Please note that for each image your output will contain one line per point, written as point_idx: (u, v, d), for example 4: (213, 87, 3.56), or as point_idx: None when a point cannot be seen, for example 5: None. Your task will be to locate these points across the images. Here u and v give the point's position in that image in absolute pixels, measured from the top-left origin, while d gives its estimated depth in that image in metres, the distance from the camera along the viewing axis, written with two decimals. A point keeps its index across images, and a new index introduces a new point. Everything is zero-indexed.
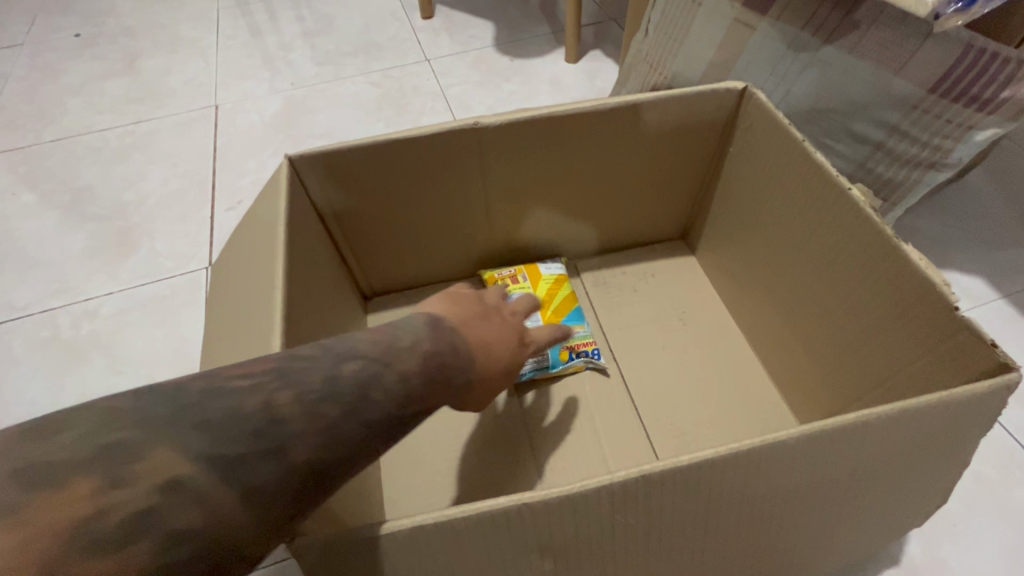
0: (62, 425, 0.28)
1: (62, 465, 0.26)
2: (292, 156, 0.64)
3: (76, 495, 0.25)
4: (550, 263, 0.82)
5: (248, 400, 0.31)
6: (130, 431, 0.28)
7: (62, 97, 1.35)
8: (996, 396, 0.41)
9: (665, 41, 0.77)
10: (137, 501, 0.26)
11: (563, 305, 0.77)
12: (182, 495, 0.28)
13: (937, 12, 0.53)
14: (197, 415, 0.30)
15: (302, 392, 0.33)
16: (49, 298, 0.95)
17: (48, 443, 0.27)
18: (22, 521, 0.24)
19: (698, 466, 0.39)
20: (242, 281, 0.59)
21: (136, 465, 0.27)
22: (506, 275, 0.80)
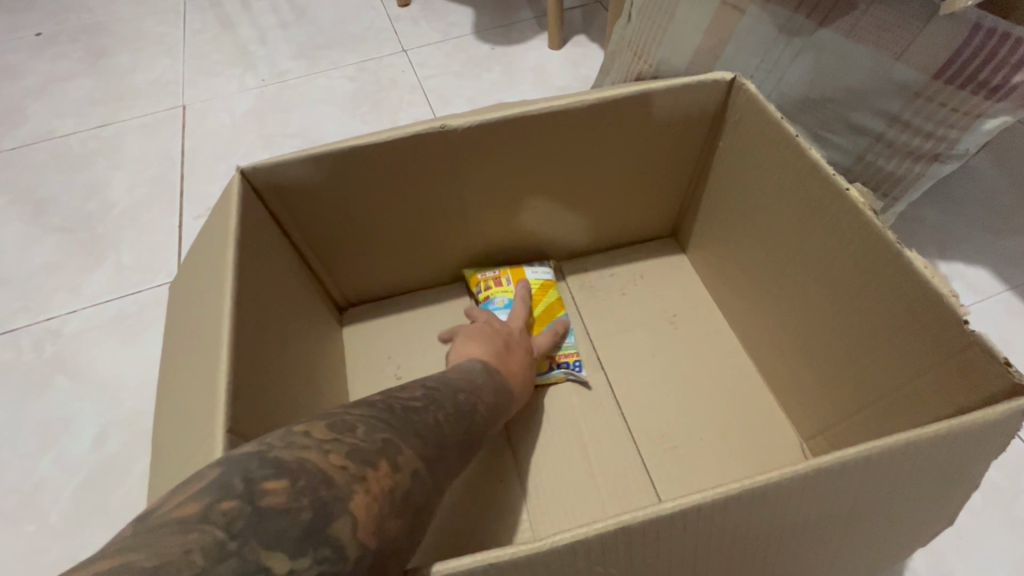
0: (342, 423, 0.32)
1: (365, 450, 0.31)
2: (245, 169, 0.59)
3: (382, 472, 0.30)
4: (537, 266, 0.77)
5: (428, 416, 0.37)
6: (386, 431, 0.33)
7: (23, 100, 1.28)
8: (1008, 422, 0.38)
9: (649, 24, 0.71)
10: (408, 483, 0.32)
11: (546, 312, 0.73)
12: (425, 482, 0.33)
13: None
14: (414, 423, 0.35)
15: (454, 412, 0.40)
16: (10, 318, 0.90)
17: (348, 437, 0.31)
18: (362, 490, 0.29)
19: (680, 514, 0.35)
20: (193, 304, 0.54)
21: (403, 455, 0.32)
22: (488, 275, 0.75)
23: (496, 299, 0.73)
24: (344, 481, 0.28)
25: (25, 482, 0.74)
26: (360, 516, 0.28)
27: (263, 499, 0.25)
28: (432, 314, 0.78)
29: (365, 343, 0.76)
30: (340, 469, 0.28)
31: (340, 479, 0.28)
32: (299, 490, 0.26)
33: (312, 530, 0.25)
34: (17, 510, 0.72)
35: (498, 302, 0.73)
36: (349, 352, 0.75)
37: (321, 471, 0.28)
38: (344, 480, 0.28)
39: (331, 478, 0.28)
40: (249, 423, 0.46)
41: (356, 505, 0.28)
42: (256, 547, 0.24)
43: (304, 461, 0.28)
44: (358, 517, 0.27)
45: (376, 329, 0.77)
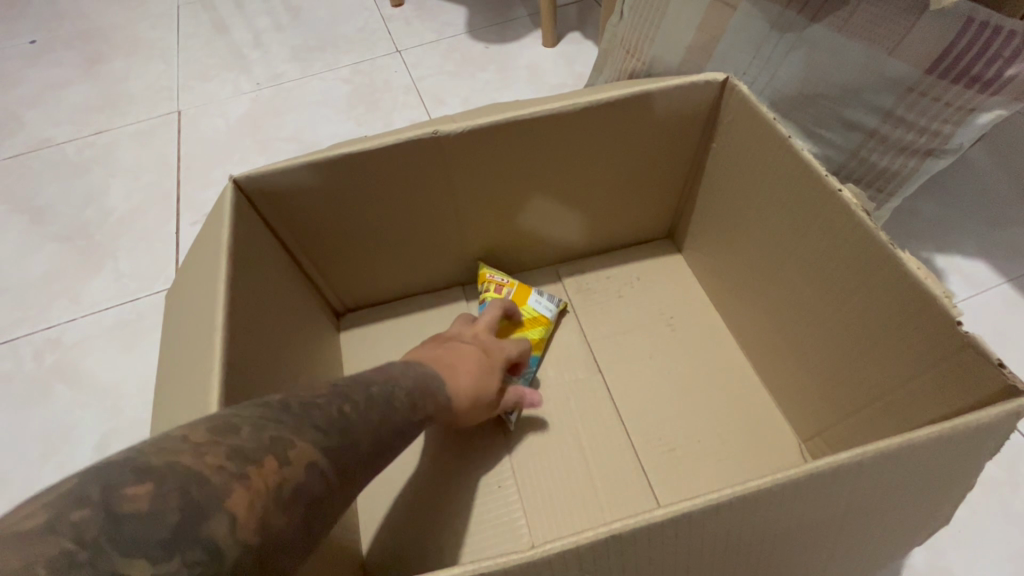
0: (230, 424, 0.31)
1: (250, 448, 0.30)
2: (237, 178, 0.59)
3: (267, 468, 0.30)
4: (542, 297, 0.74)
5: (331, 407, 0.36)
6: (280, 428, 0.32)
7: (19, 108, 1.28)
8: (1002, 423, 0.38)
9: (641, 23, 0.71)
10: (300, 477, 0.31)
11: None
12: (323, 473, 0.33)
13: None
14: (315, 416, 0.35)
15: (365, 404, 0.39)
16: (10, 327, 0.90)
17: (232, 438, 0.30)
18: (243, 488, 0.28)
19: (672, 521, 0.35)
20: (185, 316, 0.54)
21: (295, 449, 0.32)
22: (496, 279, 0.74)
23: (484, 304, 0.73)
24: (222, 480, 0.28)
25: (29, 491, 0.75)
26: (239, 514, 0.27)
27: (125, 506, 0.25)
28: (429, 319, 0.78)
29: (362, 349, 0.76)
30: (219, 469, 0.28)
31: (217, 478, 0.28)
32: (165, 492, 0.26)
33: (181, 533, 0.25)
34: None
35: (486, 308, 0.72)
36: (347, 357, 0.76)
37: (196, 473, 0.27)
38: (221, 479, 0.27)
39: (206, 478, 0.27)
40: None
41: (234, 503, 0.27)
42: (115, 558, 0.23)
43: (176, 463, 0.27)
44: (236, 515, 0.27)
45: (373, 334, 0.77)
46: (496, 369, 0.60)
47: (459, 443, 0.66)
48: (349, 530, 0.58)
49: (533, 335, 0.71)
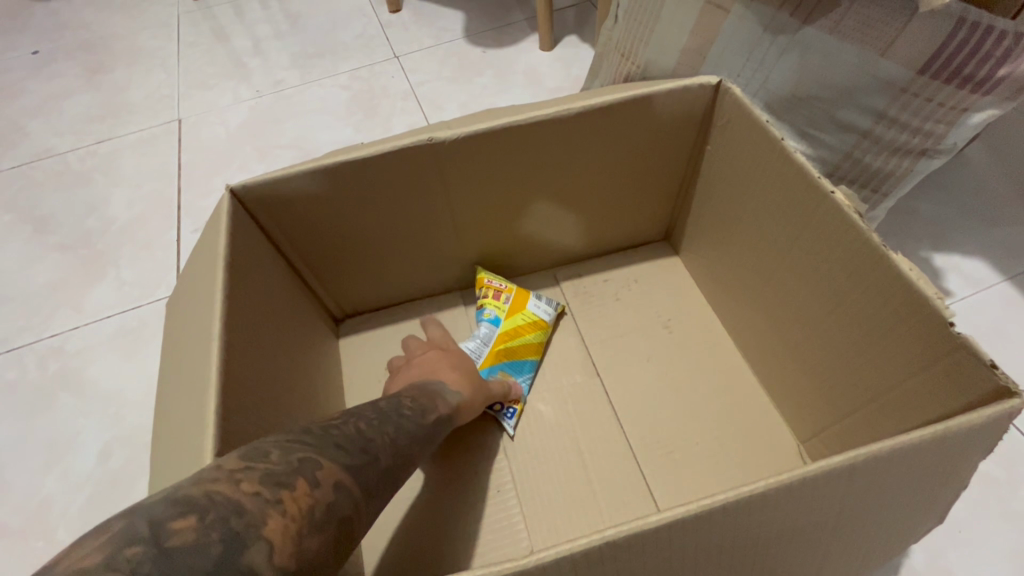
0: (257, 450, 0.32)
1: (280, 473, 0.30)
2: (234, 188, 0.60)
3: (299, 492, 0.30)
4: (541, 301, 0.74)
5: (348, 427, 0.37)
6: (304, 450, 0.33)
7: (21, 119, 1.29)
8: (995, 424, 0.38)
9: (636, 27, 0.71)
10: (329, 498, 0.31)
11: (522, 349, 0.71)
12: (351, 493, 0.33)
13: None
14: (334, 436, 0.35)
15: (378, 421, 0.40)
16: (15, 336, 0.91)
17: (262, 463, 0.31)
18: (278, 513, 0.28)
19: (666, 526, 0.35)
20: (185, 326, 0.54)
21: (322, 470, 0.32)
22: (496, 285, 0.74)
23: (485, 310, 0.73)
24: (258, 507, 0.28)
25: (32, 499, 0.75)
26: (275, 540, 0.27)
27: (170, 541, 0.24)
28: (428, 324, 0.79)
29: (362, 354, 0.77)
30: (254, 497, 0.28)
31: (253, 506, 0.28)
32: (209, 524, 0.26)
33: (225, 563, 0.25)
34: (26, 527, 0.73)
35: (486, 314, 0.73)
36: (347, 363, 0.76)
37: (233, 502, 0.27)
38: (256, 506, 0.28)
39: (243, 506, 0.27)
40: (241, 440, 0.46)
41: (271, 529, 0.27)
42: None
43: (214, 494, 0.27)
44: (273, 541, 0.27)
45: (372, 340, 0.78)
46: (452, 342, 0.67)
47: (460, 448, 0.66)
48: None
49: (533, 339, 0.72)
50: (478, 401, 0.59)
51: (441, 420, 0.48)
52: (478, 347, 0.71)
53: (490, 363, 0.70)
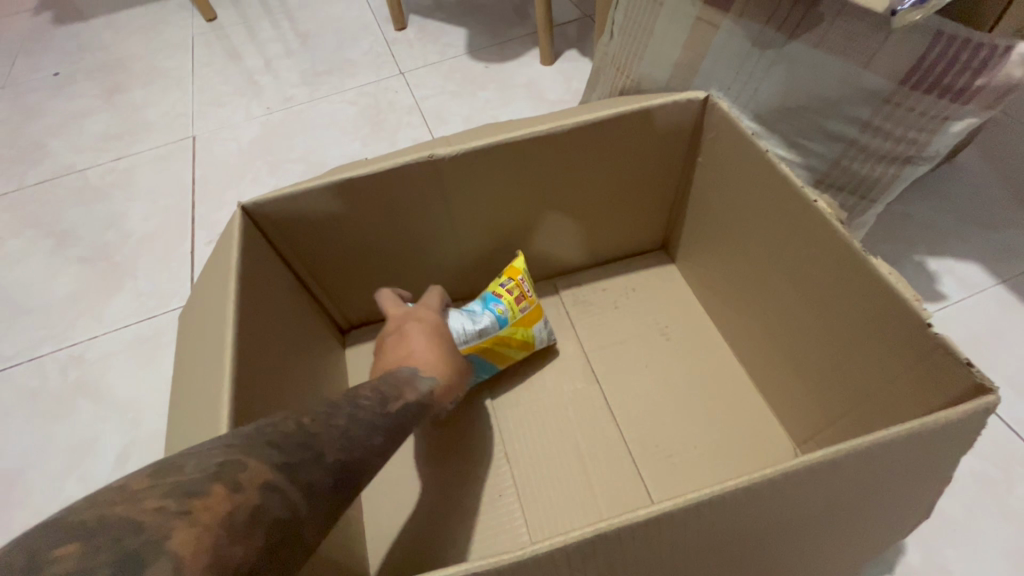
0: (172, 464, 0.30)
1: (194, 482, 0.28)
2: (244, 205, 0.62)
3: (213, 498, 0.28)
4: (544, 332, 0.74)
5: (289, 424, 0.35)
6: (227, 453, 0.31)
7: (44, 137, 1.35)
8: (971, 420, 0.39)
9: (630, 42, 0.74)
10: (256, 500, 0.29)
11: (496, 354, 0.71)
12: (286, 492, 0.31)
13: (892, 7, 0.50)
14: (268, 435, 0.34)
15: (330, 414, 0.38)
16: (37, 345, 0.95)
17: (173, 476, 0.29)
18: (185, 524, 0.26)
19: (654, 520, 0.37)
20: (198, 336, 0.57)
21: (246, 472, 0.30)
22: (525, 288, 0.72)
23: (502, 306, 0.70)
24: (161, 522, 0.26)
25: (53, 502, 0.78)
26: (185, 551, 0.25)
27: (45, 569, 0.22)
28: None
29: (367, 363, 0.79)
30: (156, 512, 0.26)
31: (154, 522, 0.26)
32: (98, 547, 0.24)
33: None
34: None
35: (498, 308, 0.70)
36: (353, 371, 0.78)
37: (128, 520, 0.25)
38: (159, 520, 0.26)
39: (144, 522, 0.25)
40: None
41: (179, 541, 0.25)
42: None
43: (108, 516, 0.25)
44: (183, 553, 0.25)
45: None
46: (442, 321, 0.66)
47: (462, 453, 0.69)
48: (354, 537, 0.60)
49: (511, 353, 0.72)
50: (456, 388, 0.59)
51: (411, 408, 0.46)
52: (472, 333, 0.68)
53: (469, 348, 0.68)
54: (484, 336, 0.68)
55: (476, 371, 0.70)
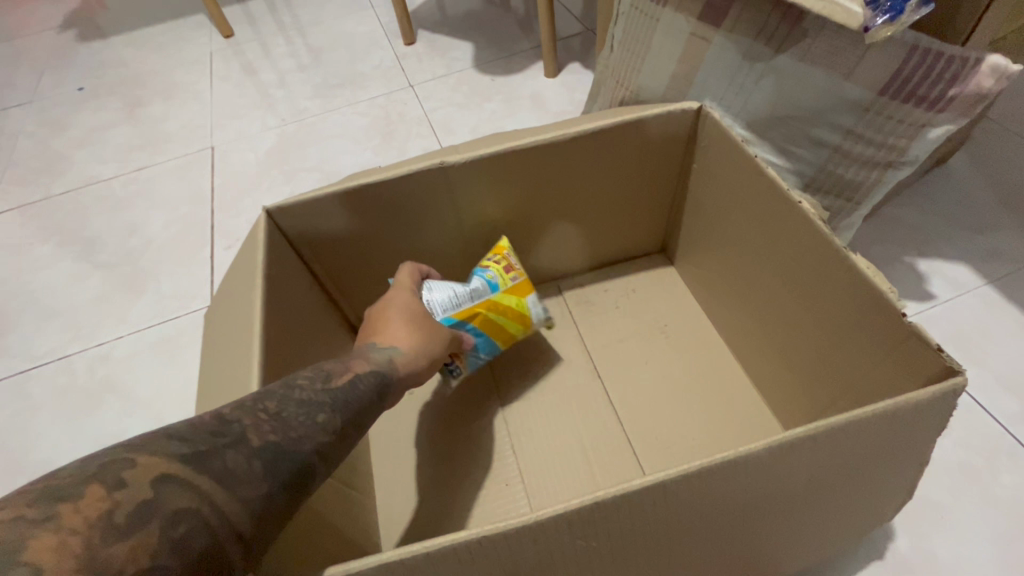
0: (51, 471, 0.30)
1: (69, 485, 0.29)
2: (268, 209, 0.67)
3: (86, 500, 0.29)
4: (539, 302, 0.75)
5: (206, 416, 0.36)
6: (120, 451, 0.32)
7: (70, 149, 1.41)
8: (941, 400, 0.42)
9: (630, 56, 0.79)
10: (143, 496, 0.30)
11: (495, 328, 0.73)
12: (187, 484, 0.32)
13: (867, 24, 0.54)
14: (177, 430, 0.35)
15: (258, 401, 0.39)
16: (66, 345, 1.00)
17: (47, 481, 0.29)
18: (49, 531, 0.27)
19: (650, 490, 0.40)
20: (224, 332, 0.61)
21: (133, 469, 0.31)
22: (512, 258, 0.75)
23: (489, 272, 0.72)
24: (19, 531, 0.26)
25: None
26: (49, 554, 0.26)
27: None
28: None
29: None
30: (14, 521, 0.27)
31: (10, 531, 0.26)
32: None
33: None
34: None
35: (487, 275, 0.72)
36: None
37: None
38: (15, 530, 0.26)
39: None
40: None
41: (41, 545, 0.26)
42: None
43: None
44: (44, 557, 0.26)
45: None
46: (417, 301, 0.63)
47: (471, 444, 0.72)
48: (370, 521, 0.63)
49: (512, 327, 0.73)
50: (421, 360, 0.55)
51: (363, 381, 0.46)
52: (462, 300, 0.70)
53: (464, 315, 0.70)
54: (477, 301, 0.71)
55: (477, 348, 0.72)
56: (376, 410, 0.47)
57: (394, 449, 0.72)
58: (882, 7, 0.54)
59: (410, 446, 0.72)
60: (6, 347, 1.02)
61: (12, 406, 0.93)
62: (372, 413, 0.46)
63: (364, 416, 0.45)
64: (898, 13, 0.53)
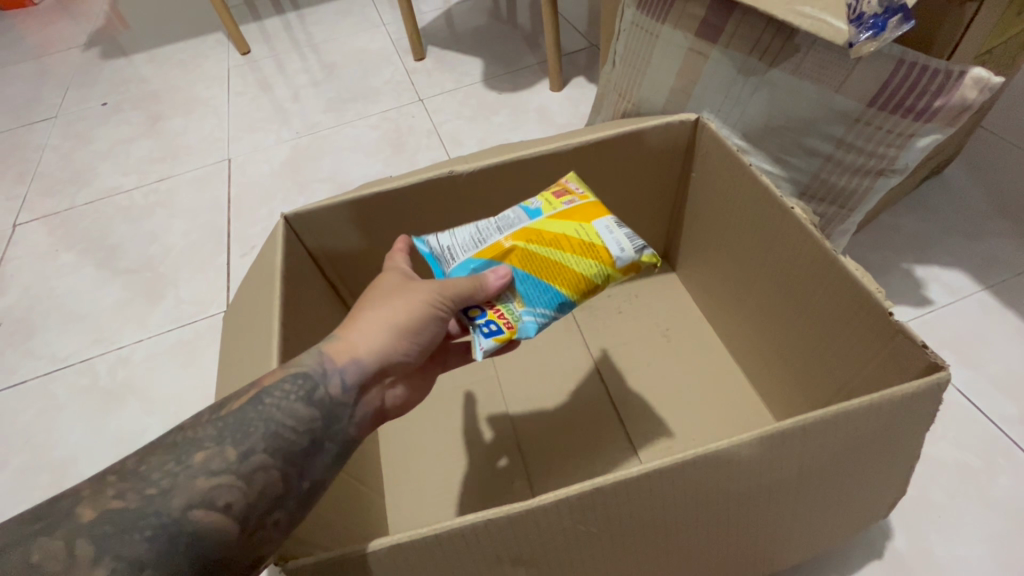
0: None
1: None
2: (287, 215, 0.70)
3: None
4: (618, 232, 0.53)
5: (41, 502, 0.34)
6: None
7: (94, 161, 1.47)
8: (928, 394, 0.44)
9: (632, 71, 0.83)
10: None
11: (549, 267, 0.51)
12: None
13: (851, 41, 0.57)
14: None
15: (117, 466, 0.37)
16: (88, 348, 1.04)
17: None
18: None
19: (646, 477, 0.43)
20: (242, 330, 0.64)
21: None
22: (571, 187, 0.59)
23: (532, 202, 0.57)
24: None
25: None
26: None
27: None
28: None
29: None
30: None
31: None
32: None
33: None
34: None
35: (532, 207, 0.57)
36: None
37: None
38: None
39: None
40: None
41: None
42: None
43: None
44: None
45: None
46: (401, 274, 0.53)
47: (477, 443, 0.74)
48: (379, 516, 0.65)
49: (575, 261, 0.51)
50: (371, 346, 0.47)
51: (274, 395, 0.42)
52: (494, 234, 0.55)
53: (498, 246, 0.53)
54: (512, 230, 0.54)
55: (528, 295, 0.51)
56: (305, 421, 0.42)
57: (403, 448, 0.74)
58: (866, 24, 0.56)
59: (417, 446, 0.74)
60: (31, 350, 1.06)
61: (37, 405, 0.97)
62: (296, 429, 0.41)
63: (277, 436, 0.40)
64: (882, 30, 0.55)
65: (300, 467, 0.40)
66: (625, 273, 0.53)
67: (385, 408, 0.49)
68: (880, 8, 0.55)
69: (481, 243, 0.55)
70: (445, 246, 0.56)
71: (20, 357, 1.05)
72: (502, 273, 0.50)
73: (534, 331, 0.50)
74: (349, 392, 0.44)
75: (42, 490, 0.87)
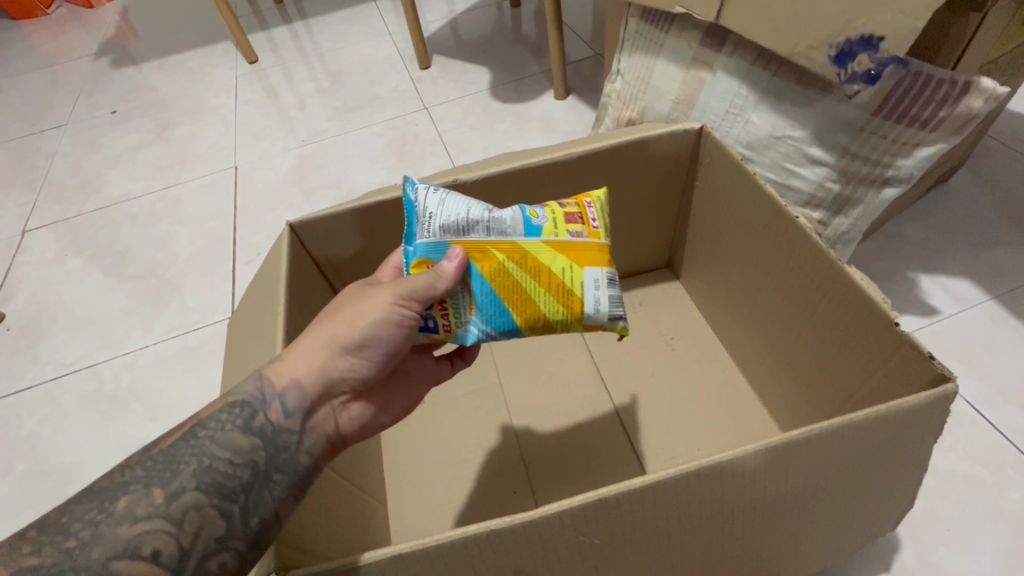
0: None
1: None
2: (292, 223, 0.71)
3: None
4: (603, 293, 0.53)
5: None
6: None
7: (102, 169, 1.49)
8: (933, 406, 0.44)
9: (636, 80, 0.84)
10: None
11: (520, 295, 0.52)
12: None
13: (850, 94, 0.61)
14: None
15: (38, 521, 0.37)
16: (93, 354, 1.05)
17: None
18: None
19: (648, 489, 0.42)
20: (247, 336, 0.64)
21: None
22: (588, 215, 0.58)
23: (536, 213, 0.56)
24: None
25: None
26: None
27: None
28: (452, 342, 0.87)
29: None
30: None
31: None
32: None
33: None
34: None
35: (534, 215, 0.55)
36: None
37: None
38: None
39: None
40: None
41: None
42: None
43: None
44: None
45: None
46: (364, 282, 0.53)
47: (480, 452, 0.74)
48: (380, 525, 0.65)
49: (544, 300, 0.52)
50: (310, 363, 0.47)
51: (209, 427, 0.43)
52: (479, 229, 0.53)
53: (488, 251, 0.52)
54: (500, 240, 0.53)
55: (481, 309, 0.52)
56: (243, 451, 0.43)
57: (406, 457, 0.74)
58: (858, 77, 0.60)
59: (420, 455, 0.74)
60: (37, 356, 1.07)
61: (41, 411, 0.98)
62: (233, 462, 0.42)
63: (211, 471, 0.41)
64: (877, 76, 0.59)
65: (241, 502, 0.41)
66: (585, 327, 0.54)
67: (343, 430, 0.49)
68: (869, 62, 0.58)
69: (463, 233, 0.52)
70: (429, 211, 0.54)
71: (26, 363, 1.06)
72: (456, 257, 0.50)
73: (469, 342, 0.52)
74: (290, 418, 0.45)
75: (45, 497, 0.87)
